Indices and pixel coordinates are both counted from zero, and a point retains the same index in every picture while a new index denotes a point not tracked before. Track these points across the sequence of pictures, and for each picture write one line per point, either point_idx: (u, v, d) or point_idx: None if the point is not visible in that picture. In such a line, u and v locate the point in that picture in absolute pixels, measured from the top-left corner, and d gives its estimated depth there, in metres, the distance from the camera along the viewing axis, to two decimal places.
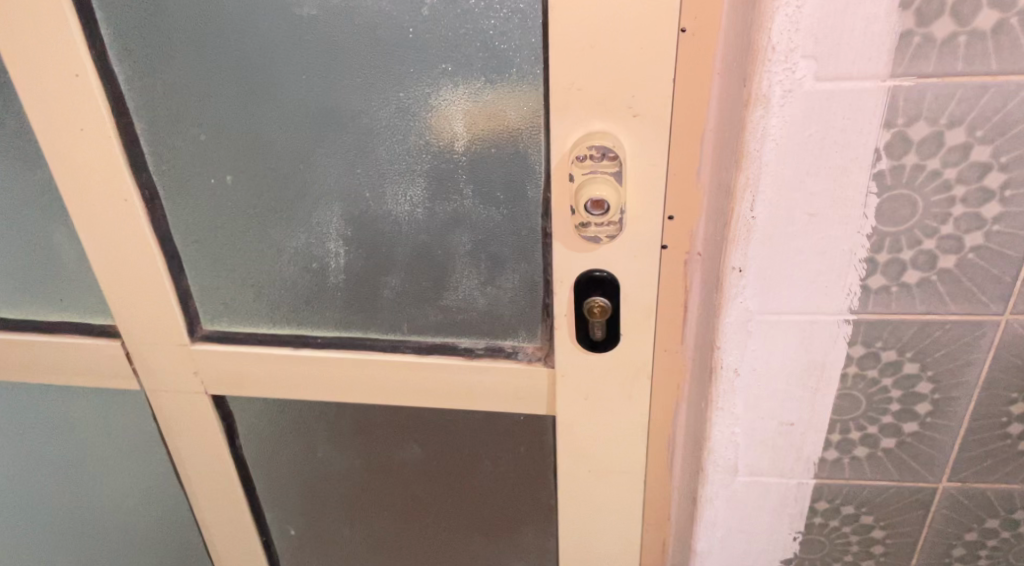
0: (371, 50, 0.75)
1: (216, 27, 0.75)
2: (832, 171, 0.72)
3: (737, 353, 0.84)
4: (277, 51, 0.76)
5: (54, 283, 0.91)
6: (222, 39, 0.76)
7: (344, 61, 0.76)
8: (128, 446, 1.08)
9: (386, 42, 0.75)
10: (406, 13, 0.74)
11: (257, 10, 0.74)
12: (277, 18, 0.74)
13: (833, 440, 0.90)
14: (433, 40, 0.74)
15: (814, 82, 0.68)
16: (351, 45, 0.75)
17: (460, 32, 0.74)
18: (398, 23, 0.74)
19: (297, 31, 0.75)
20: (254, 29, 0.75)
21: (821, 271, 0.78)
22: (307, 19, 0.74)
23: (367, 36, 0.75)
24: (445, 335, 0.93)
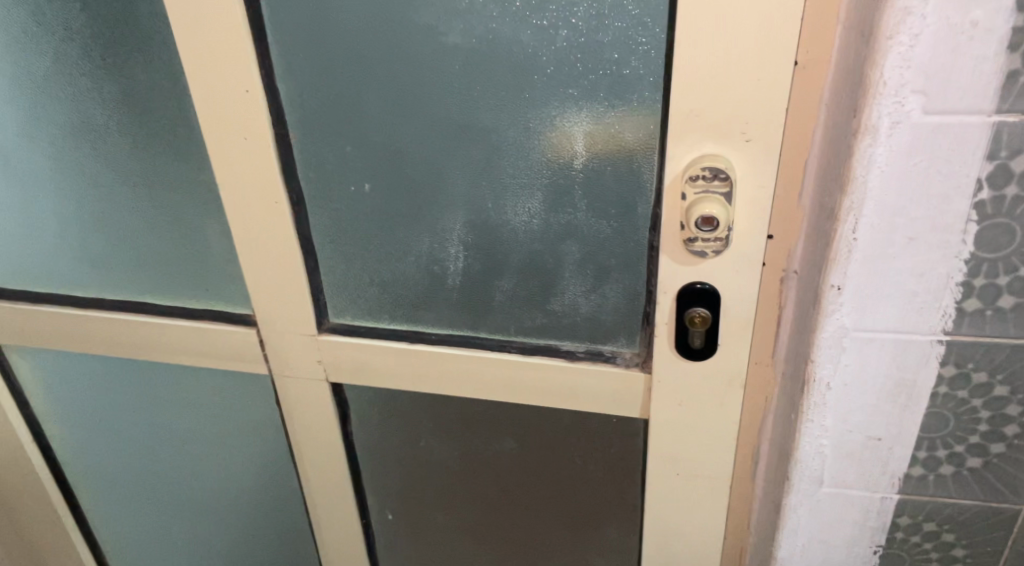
0: (506, 75, 0.83)
1: (370, 51, 0.84)
2: (934, 198, 0.77)
3: (831, 367, 0.88)
4: (422, 74, 0.85)
5: (202, 273, 1.02)
6: (374, 62, 0.85)
7: (480, 83, 0.84)
8: (248, 427, 1.17)
9: (519, 68, 0.83)
10: (541, 42, 0.81)
11: (408, 36, 0.83)
12: (424, 44, 0.83)
13: (920, 457, 0.94)
14: (562, 67, 0.82)
15: (922, 115, 0.73)
16: (488, 69, 0.83)
17: (588, 61, 0.81)
18: (532, 51, 0.82)
19: (442, 57, 0.83)
20: (404, 52, 0.84)
21: (917, 292, 0.82)
22: (450, 45, 0.83)
23: (504, 62, 0.83)
24: (549, 338, 0.99)
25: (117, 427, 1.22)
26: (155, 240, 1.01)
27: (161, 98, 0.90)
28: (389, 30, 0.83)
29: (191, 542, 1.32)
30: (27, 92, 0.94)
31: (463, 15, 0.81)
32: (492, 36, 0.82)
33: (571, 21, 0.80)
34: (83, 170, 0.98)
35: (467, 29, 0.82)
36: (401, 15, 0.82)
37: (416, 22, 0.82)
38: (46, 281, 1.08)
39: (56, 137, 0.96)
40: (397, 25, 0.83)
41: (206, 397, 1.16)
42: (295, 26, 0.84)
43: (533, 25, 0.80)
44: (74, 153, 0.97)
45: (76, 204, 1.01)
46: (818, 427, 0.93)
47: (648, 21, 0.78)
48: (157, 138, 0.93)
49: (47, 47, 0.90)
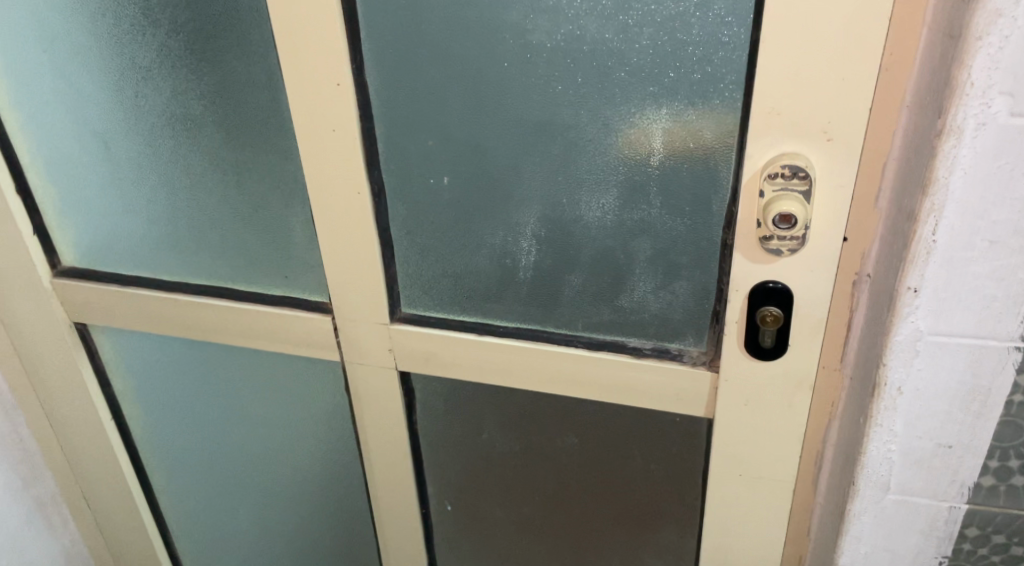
0: (588, 71, 0.85)
1: (456, 47, 0.87)
2: (1017, 202, 0.77)
3: (903, 371, 0.88)
4: (506, 70, 0.87)
5: (282, 261, 1.05)
6: (460, 58, 0.88)
7: (563, 80, 0.86)
8: (316, 413, 1.20)
9: (601, 65, 0.85)
10: (625, 41, 0.83)
11: (495, 34, 0.86)
12: (510, 41, 0.86)
13: (991, 466, 0.93)
14: (645, 65, 0.84)
15: (1008, 118, 0.73)
16: (570, 67, 0.85)
17: (671, 59, 0.83)
18: (616, 50, 0.84)
19: (527, 54, 0.86)
20: (490, 51, 0.87)
21: (996, 297, 0.82)
22: (536, 44, 0.85)
23: (587, 60, 0.85)
24: (616, 334, 1.00)
25: (191, 408, 1.26)
26: (240, 227, 1.05)
27: (256, 91, 0.94)
28: (475, 28, 0.86)
29: (255, 525, 1.36)
30: (130, 82, 0.99)
31: (550, 13, 0.83)
32: (578, 36, 0.84)
33: (656, 20, 0.81)
34: (177, 158, 1.02)
35: (553, 29, 0.84)
36: (489, 13, 0.85)
37: (502, 20, 0.85)
38: (135, 264, 1.13)
39: (154, 126, 1.01)
40: (485, 24, 0.85)
41: (277, 383, 1.19)
42: (387, 24, 0.88)
43: (618, 24, 0.82)
44: (169, 141, 1.01)
45: (168, 191, 1.05)
46: (887, 432, 0.92)
47: (733, 21, 0.80)
48: (249, 129, 0.97)
49: (151, 39, 0.95)
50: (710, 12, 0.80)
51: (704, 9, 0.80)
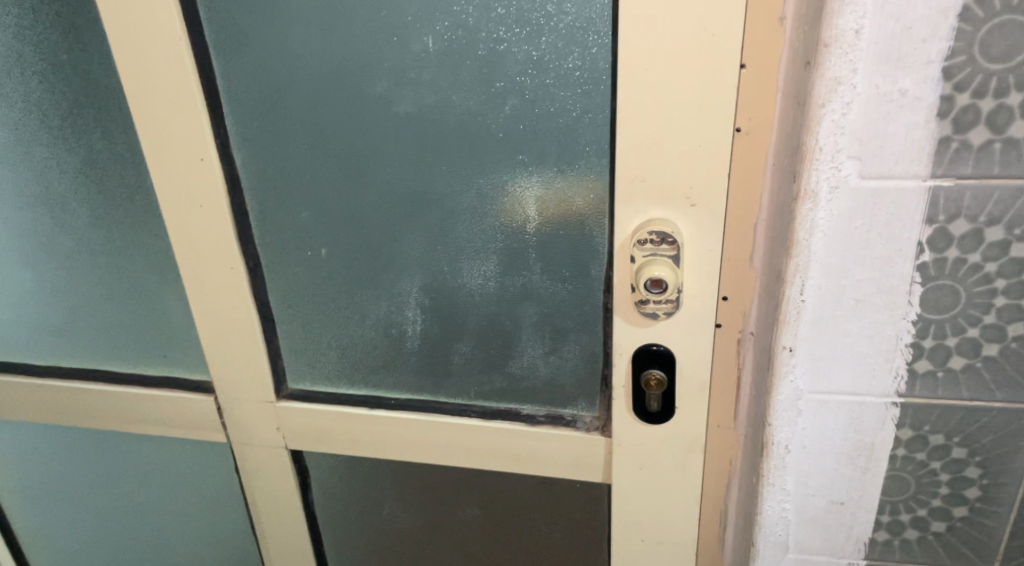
0: (456, 140, 0.85)
1: (322, 120, 0.86)
2: (877, 260, 0.77)
3: (788, 430, 0.89)
4: (374, 141, 0.86)
5: (160, 339, 1.02)
6: (327, 129, 0.87)
7: (431, 150, 0.86)
8: (208, 496, 1.15)
9: (467, 134, 0.84)
10: (489, 110, 0.83)
11: (362, 106, 0.85)
12: (377, 113, 0.85)
13: (883, 521, 0.94)
14: (511, 135, 0.84)
15: (859, 179, 0.73)
16: (437, 136, 0.85)
17: (535, 129, 0.83)
18: (482, 119, 0.83)
19: (393, 125, 0.85)
20: (359, 122, 0.86)
21: (868, 354, 0.83)
22: (403, 114, 0.85)
23: (452, 129, 0.84)
24: (509, 402, 0.98)
25: (75, 497, 1.20)
26: (113, 307, 1.01)
27: (121, 168, 0.92)
28: (339, 100, 0.85)
29: None
30: None
31: (412, 84, 0.83)
32: (441, 106, 0.84)
33: (518, 90, 0.82)
34: (43, 239, 0.99)
35: (418, 99, 0.84)
36: (352, 84, 0.84)
37: (365, 92, 0.84)
38: (5, 350, 1.07)
39: (17, 207, 0.97)
40: (350, 95, 0.85)
41: (165, 466, 1.14)
42: (252, 98, 0.86)
43: (481, 94, 0.82)
44: (34, 222, 0.98)
45: (36, 273, 1.01)
46: (779, 491, 0.94)
47: (592, 91, 0.80)
48: (116, 207, 0.94)
49: (9, 119, 0.92)
50: (569, 83, 0.80)
51: (563, 80, 0.80)
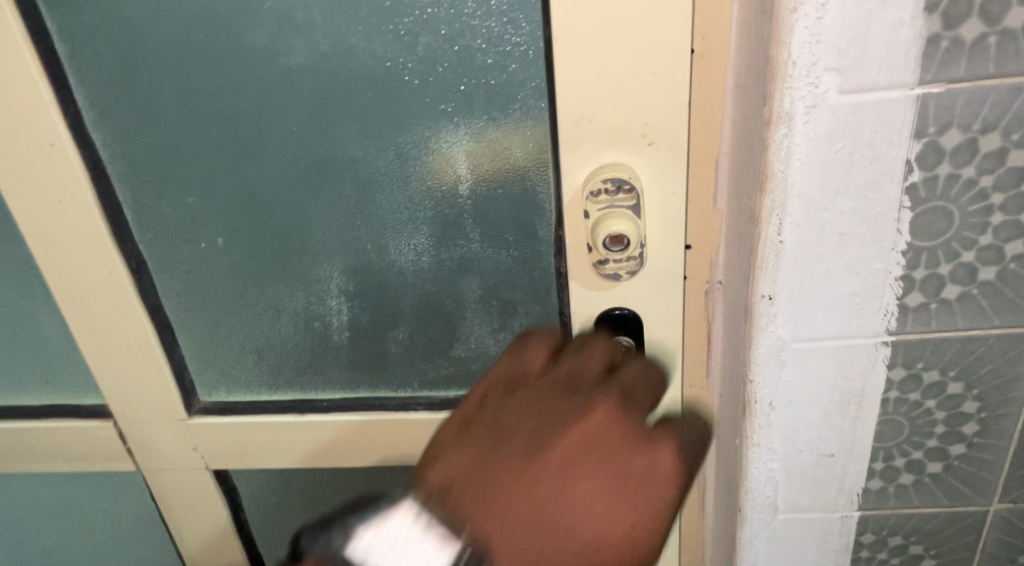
0: (364, 93, 0.71)
1: (199, 84, 0.71)
2: (862, 187, 0.68)
3: (771, 385, 0.81)
4: (264, 104, 0.72)
5: (41, 363, 0.87)
6: (208, 96, 0.72)
7: (335, 107, 0.72)
8: (126, 533, 1.01)
9: (374, 86, 0.71)
10: (398, 54, 0.69)
11: (244, 62, 0.70)
12: (261, 67, 0.71)
13: (877, 469, 0.87)
14: (429, 81, 0.71)
15: (838, 95, 0.63)
16: (339, 91, 0.71)
17: (457, 71, 0.70)
18: (392, 65, 0.70)
19: (284, 80, 0.71)
20: (242, 81, 0.71)
21: (855, 292, 0.74)
22: (295, 67, 0.70)
23: (357, 79, 0.71)
24: (460, 389, 0.87)
25: None
26: None
27: None
28: (216, 57, 0.70)
29: None
30: None
31: (301, 28, 0.69)
32: (340, 54, 0.70)
33: (431, 24, 0.68)
34: None
35: (311, 46, 0.70)
36: (227, 36, 0.69)
37: (245, 44, 0.70)
38: None
39: None
40: (226, 50, 0.70)
41: (71, 507, 0.99)
42: (106, 62, 0.71)
43: (387, 36, 0.69)
44: None
45: None
46: (765, 451, 0.86)
47: (520, 18, 0.68)
48: None
49: None
50: (491, 12, 0.68)
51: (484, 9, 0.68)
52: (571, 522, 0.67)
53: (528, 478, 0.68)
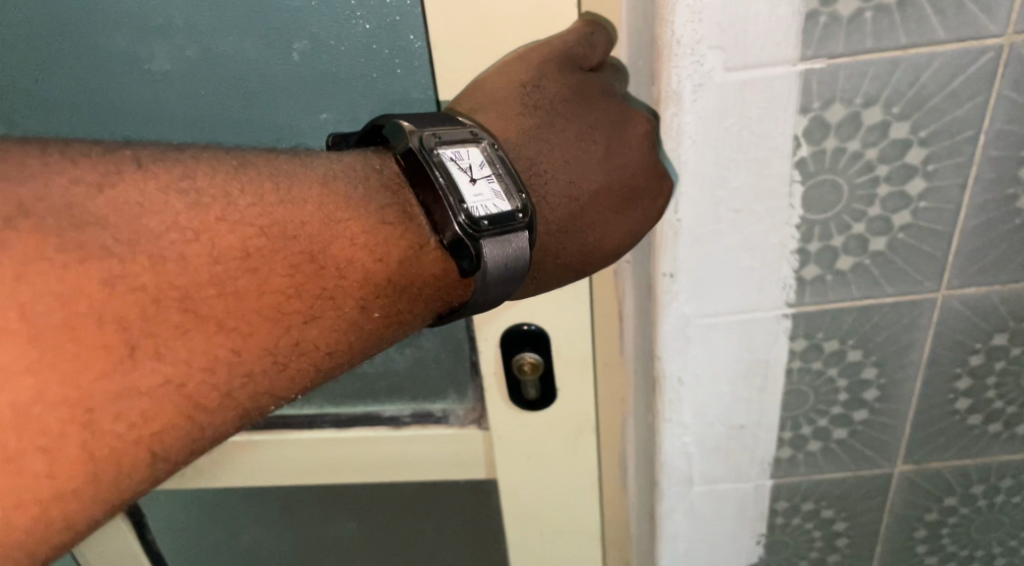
0: (239, 99, 0.73)
1: (74, 98, 0.73)
2: (752, 162, 0.69)
3: (679, 360, 0.82)
4: (139, 109, 0.74)
5: None
6: (85, 109, 0.74)
7: (211, 115, 0.74)
8: None
9: (247, 94, 0.73)
10: (269, 61, 0.71)
11: (111, 68, 0.71)
12: (129, 73, 0.72)
13: (785, 438, 0.90)
14: (301, 89, 0.72)
15: (724, 73, 0.64)
16: (211, 96, 0.73)
17: (327, 78, 0.72)
18: (265, 70, 0.71)
19: (156, 85, 0.72)
20: (110, 84, 0.72)
21: (753, 267, 0.75)
22: (163, 73, 0.72)
23: (230, 85, 0.72)
24: (372, 405, 0.94)
25: None
26: None
27: None
28: (86, 69, 0.72)
29: None
30: None
31: (163, 33, 0.70)
32: (204, 58, 0.71)
33: (305, 29, 0.69)
34: None
35: (175, 52, 0.70)
36: (89, 39, 0.70)
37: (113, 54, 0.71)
38: None
39: None
40: (91, 57, 0.71)
41: None
42: None
43: (251, 38, 0.70)
44: None
45: None
46: (677, 425, 0.88)
47: (395, 23, 0.69)
48: None
49: None
50: (354, 19, 0.69)
51: (347, 16, 0.69)
52: (602, 237, 0.70)
53: (294, 215, 0.60)
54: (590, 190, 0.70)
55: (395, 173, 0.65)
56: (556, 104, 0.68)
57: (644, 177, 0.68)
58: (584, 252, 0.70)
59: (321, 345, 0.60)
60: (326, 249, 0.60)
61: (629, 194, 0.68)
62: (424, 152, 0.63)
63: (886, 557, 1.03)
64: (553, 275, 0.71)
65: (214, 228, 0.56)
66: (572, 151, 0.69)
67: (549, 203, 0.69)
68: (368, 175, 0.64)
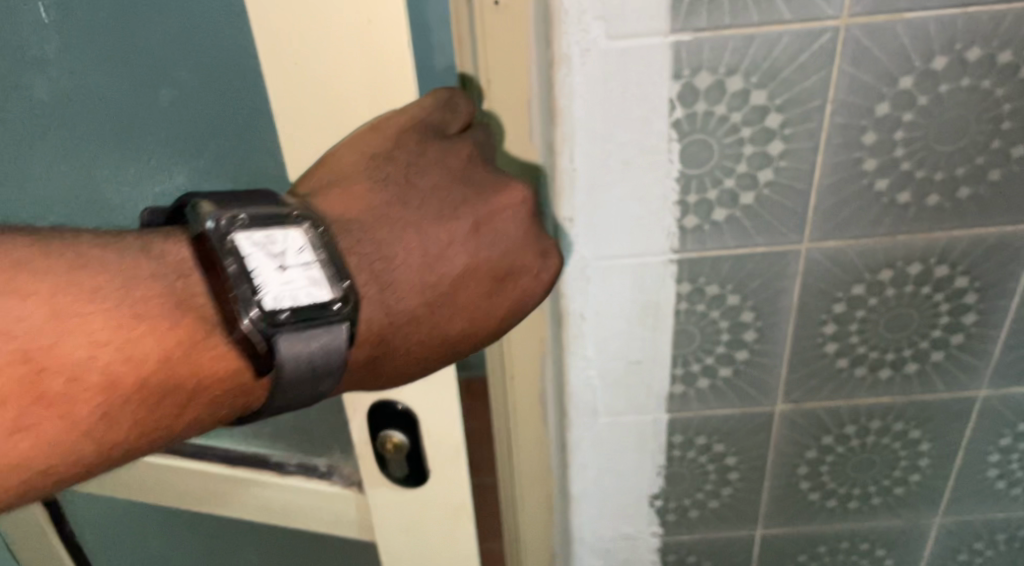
0: (110, 127, 0.82)
1: None
2: (635, 121, 0.81)
3: (580, 298, 0.94)
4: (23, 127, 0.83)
5: None
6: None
7: (85, 138, 0.83)
8: None
9: (127, 124, 0.81)
10: (151, 111, 0.80)
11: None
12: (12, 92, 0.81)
13: (678, 375, 1.01)
14: (188, 130, 0.81)
15: (607, 41, 0.77)
16: (85, 120, 0.82)
17: (206, 122, 0.80)
18: (133, 104, 0.80)
19: (36, 109, 0.82)
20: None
21: (641, 215, 0.87)
22: (40, 98, 0.81)
23: (101, 111, 0.81)
24: (258, 449, 0.96)
25: None
26: None
27: None
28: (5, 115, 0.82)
29: None
30: None
31: (41, 63, 0.79)
32: (77, 86, 0.80)
33: (170, 67, 0.78)
34: None
35: (51, 80, 0.80)
36: None
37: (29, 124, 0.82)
38: None
39: None
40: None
41: None
42: None
43: (121, 71, 0.79)
44: None
45: None
46: (582, 358, 1.00)
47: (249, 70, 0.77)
48: None
49: None
50: (218, 72, 0.77)
51: (210, 68, 0.77)
52: (451, 318, 0.74)
53: (73, 287, 0.60)
54: (445, 273, 0.73)
55: (184, 258, 0.64)
56: (411, 177, 0.73)
57: (520, 251, 0.77)
58: (441, 338, 0.74)
59: (25, 457, 0.58)
60: (47, 349, 0.58)
61: (507, 271, 0.76)
62: (218, 238, 0.63)
63: (773, 492, 1.14)
64: (397, 360, 0.73)
65: (79, 298, 0.60)
66: (425, 234, 0.73)
67: (395, 291, 0.71)
68: (156, 259, 0.64)
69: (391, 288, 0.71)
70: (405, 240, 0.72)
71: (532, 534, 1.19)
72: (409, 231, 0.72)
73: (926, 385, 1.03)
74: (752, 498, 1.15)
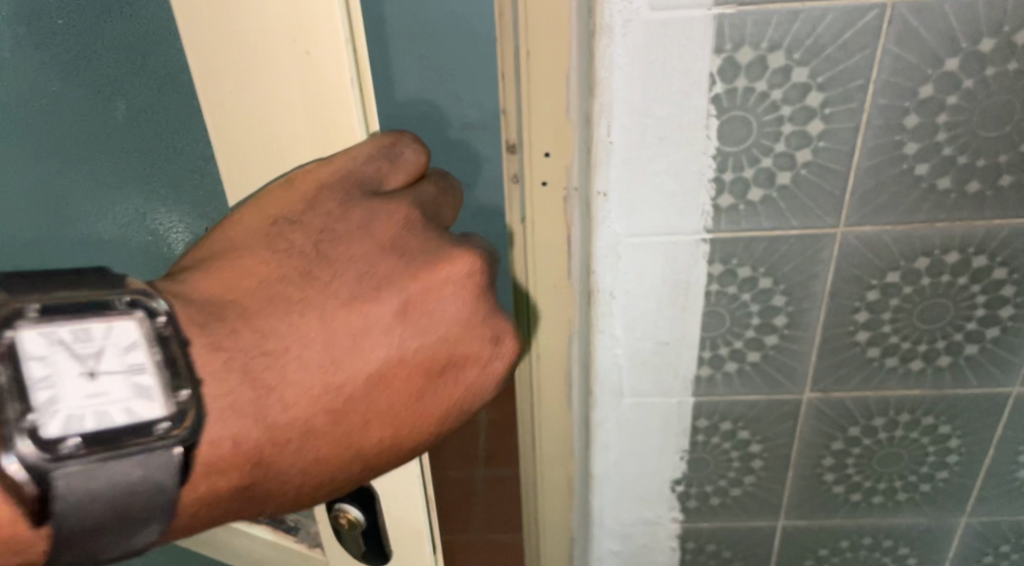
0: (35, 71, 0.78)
1: None
2: (674, 95, 0.81)
3: (610, 276, 0.94)
4: None
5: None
6: None
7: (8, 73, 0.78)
8: None
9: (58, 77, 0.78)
10: (104, 126, 0.79)
11: None
12: None
13: (705, 358, 1.01)
14: (143, 152, 0.80)
15: (650, 12, 0.77)
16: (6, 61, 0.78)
17: (162, 142, 0.79)
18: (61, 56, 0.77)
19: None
20: None
21: (676, 192, 0.87)
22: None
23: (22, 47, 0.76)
24: None
25: None
26: None
27: None
28: None
29: None
30: None
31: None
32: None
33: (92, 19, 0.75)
34: None
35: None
36: None
37: (3, 153, 0.84)
38: None
39: None
40: None
41: None
42: None
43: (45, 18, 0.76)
44: None
45: None
46: (609, 337, 1.00)
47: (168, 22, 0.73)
48: None
49: None
50: (147, 46, 0.74)
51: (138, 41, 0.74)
52: (348, 429, 0.66)
53: None
54: (359, 370, 0.66)
55: None
56: (323, 249, 0.67)
57: (456, 337, 0.69)
58: (354, 443, 0.67)
59: None
60: None
61: (445, 362, 0.69)
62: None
63: (796, 483, 1.13)
64: (277, 483, 0.65)
65: None
66: (333, 323, 0.66)
67: (286, 400, 0.64)
68: None
69: (266, 398, 0.63)
70: (286, 336, 0.65)
71: (551, 513, 1.20)
72: (297, 326, 0.65)
73: (958, 379, 1.02)
74: (775, 487, 1.14)
